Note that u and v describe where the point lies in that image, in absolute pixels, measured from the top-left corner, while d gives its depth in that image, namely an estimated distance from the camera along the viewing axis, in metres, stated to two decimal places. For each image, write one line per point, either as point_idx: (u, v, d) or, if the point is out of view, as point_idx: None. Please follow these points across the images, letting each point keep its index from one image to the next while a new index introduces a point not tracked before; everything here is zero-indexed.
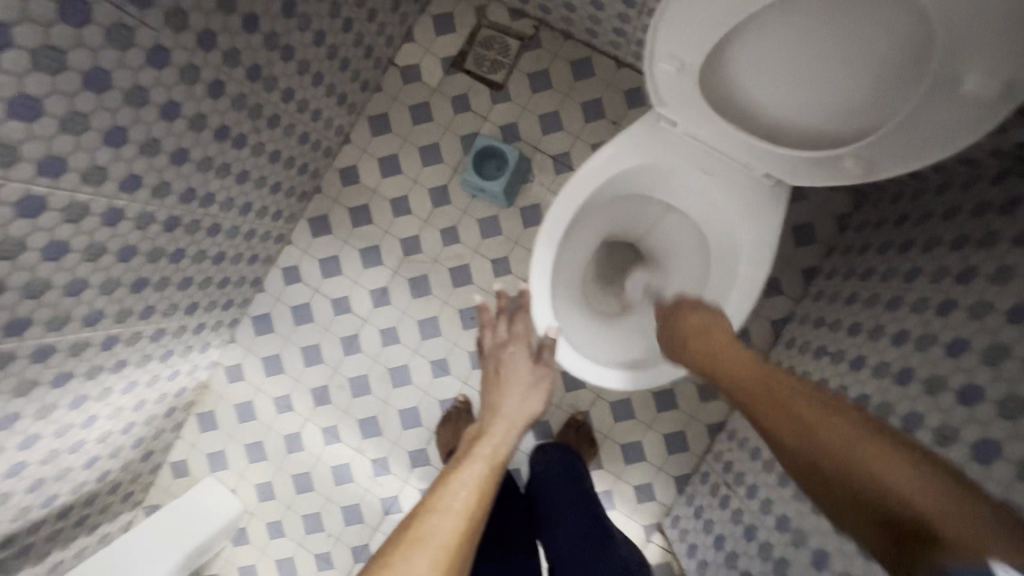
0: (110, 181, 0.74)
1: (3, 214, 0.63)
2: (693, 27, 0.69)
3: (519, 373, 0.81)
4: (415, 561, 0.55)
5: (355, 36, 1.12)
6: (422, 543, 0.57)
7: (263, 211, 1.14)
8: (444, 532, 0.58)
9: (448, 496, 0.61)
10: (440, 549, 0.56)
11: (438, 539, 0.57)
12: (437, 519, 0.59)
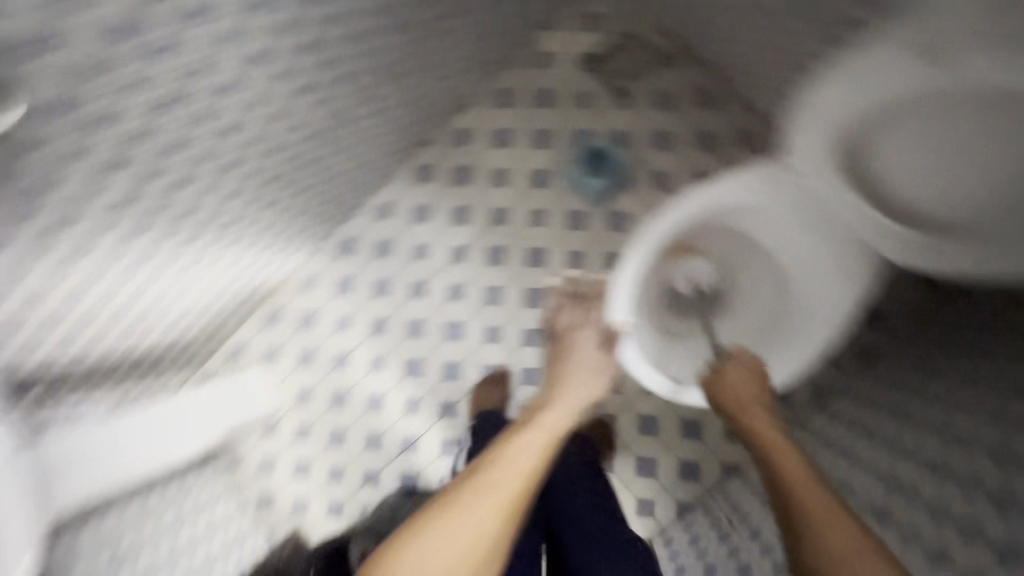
0: (290, 85, 0.84)
1: (211, 87, 0.73)
2: (857, 85, 0.77)
3: (581, 364, 0.94)
4: (482, 501, 0.66)
5: (512, 13, 1.19)
6: (488, 492, 0.67)
7: (382, 146, 1.23)
8: (507, 485, 0.69)
9: (511, 459, 0.72)
10: (501, 499, 0.67)
11: (501, 492, 0.68)
12: (502, 476, 0.69)
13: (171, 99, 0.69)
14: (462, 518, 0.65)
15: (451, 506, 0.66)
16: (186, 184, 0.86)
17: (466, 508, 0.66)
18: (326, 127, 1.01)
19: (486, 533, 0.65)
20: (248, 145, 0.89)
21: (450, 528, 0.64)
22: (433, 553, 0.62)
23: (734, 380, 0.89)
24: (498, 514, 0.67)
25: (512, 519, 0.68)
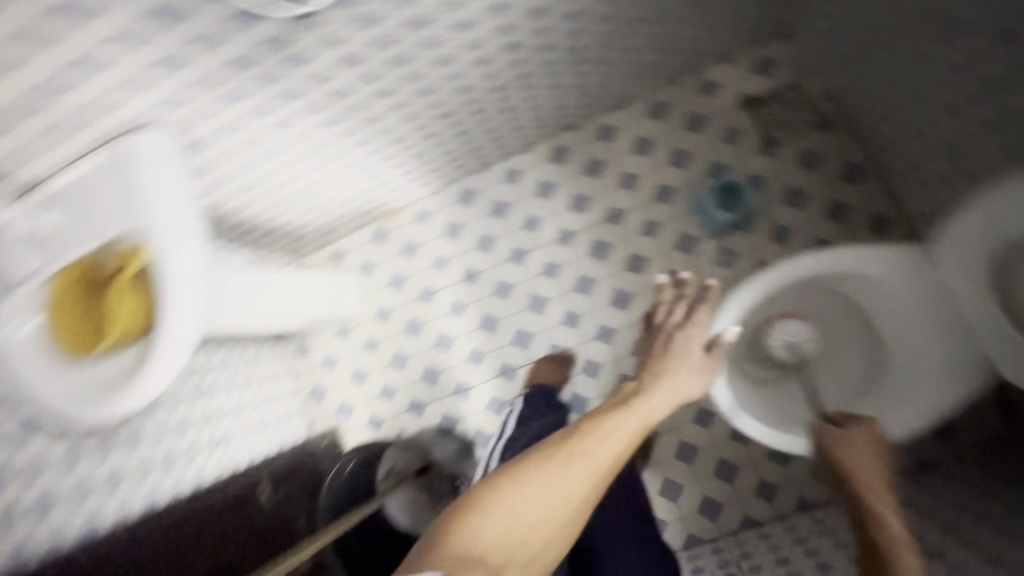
0: (503, 39, 0.93)
1: (451, 21, 0.82)
2: None
3: (681, 365, 0.97)
4: (573, 466, 0.79)
5: (701, 36, 1.24)
6: (580, 459, 0.79)
7: (538, 118, 1.31)
8: (598, 459, 0.80)
9: (603, 436, 0.83)
10: (592, 467, 0.79)
11: (592, 462, 0.79)
12: (593, 449, 0.81)
13: (418, 21, 0.79)
14: (556, 472, 0.78)
15: (547, 463, 0.79)
16: (388, 95, 0.96)
17: (561, 466, 0.78)
18: (508, 85, 1.09)
19: (575, 489, 0.77)
20: (445, 80, 0.99)
21: (548, 478, 0.77)
22: (537, 503, 0.75)
23: (859, 449, 0.90)
24: (587, 476, 0.79)
25: (598, 485, 0.80)
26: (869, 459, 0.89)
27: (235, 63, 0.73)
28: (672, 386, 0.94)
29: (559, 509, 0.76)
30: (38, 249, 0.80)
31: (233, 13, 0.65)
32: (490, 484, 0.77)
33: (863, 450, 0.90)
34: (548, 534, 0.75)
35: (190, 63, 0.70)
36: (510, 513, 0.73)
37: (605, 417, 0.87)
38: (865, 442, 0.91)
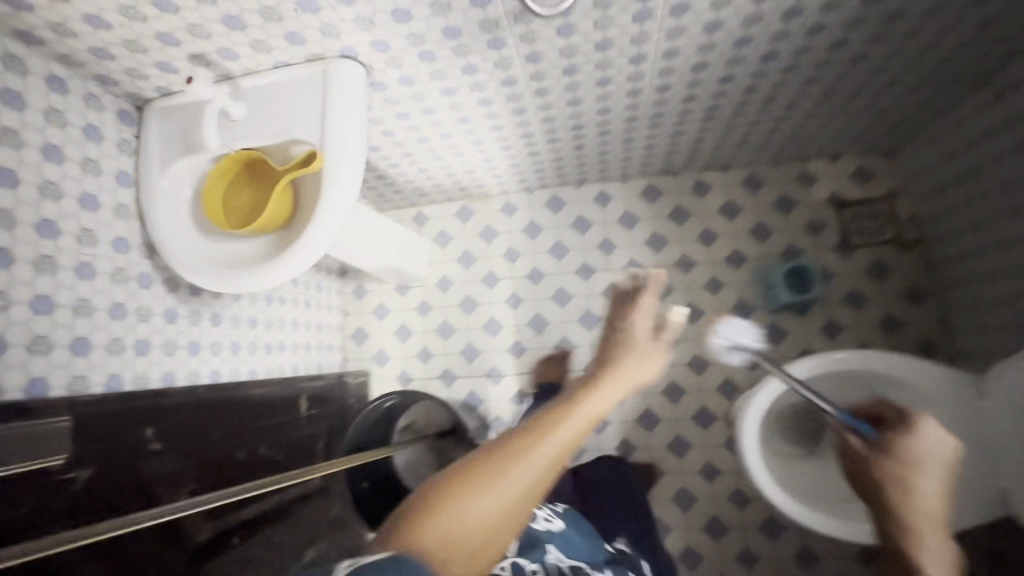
0: (659, 80, 1.02)
1: (629, 51, 0.92)
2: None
3: (634, 345, 0.82)
4: (516, 471, 0.55)
5: (818, 131, 1.33)
6: (539, 447, 0.57)
7: (647, 155, 1.41)
8: (541, 460, 0.56)
9: (567, 414, 0.62)
10: (553, 461, 0.57)
11: (547, 444, 0.57)
12: (555, 429, 0.59)
13: (602, 43, 0.90)
14: (504, 473, 0.55)
15: (490, 458, 0.56)
16: (541, 95, 1.06)
17: (511, 463, 0.55)
18: (639, 119, 1.20)
19: (530, 483, 0.55)
20: (593, 99, 1.09)
21: (496, 479, 0.54)
22: (472, 516, 0.53)
23: (910, 458, 0.73)
24: (543, 463, 0.56)
25: (551, 474, 0.58)
26: (923, 475, 0.71)
27: (446, 31, 0.83)
28: (634, 365, 0.77)
29: (508, 512, 0.55)
30: (224, 129, 0.92)
31: None
32: (415, 507, 0.53)
33: (915, 468, 0.71)
34: (497, 538, 0.55)
35: (415, 20, 0.80)
36: (445, 517, 0.52)
37: (572, 395, 0.66)
38: (909, 453, 0.73)
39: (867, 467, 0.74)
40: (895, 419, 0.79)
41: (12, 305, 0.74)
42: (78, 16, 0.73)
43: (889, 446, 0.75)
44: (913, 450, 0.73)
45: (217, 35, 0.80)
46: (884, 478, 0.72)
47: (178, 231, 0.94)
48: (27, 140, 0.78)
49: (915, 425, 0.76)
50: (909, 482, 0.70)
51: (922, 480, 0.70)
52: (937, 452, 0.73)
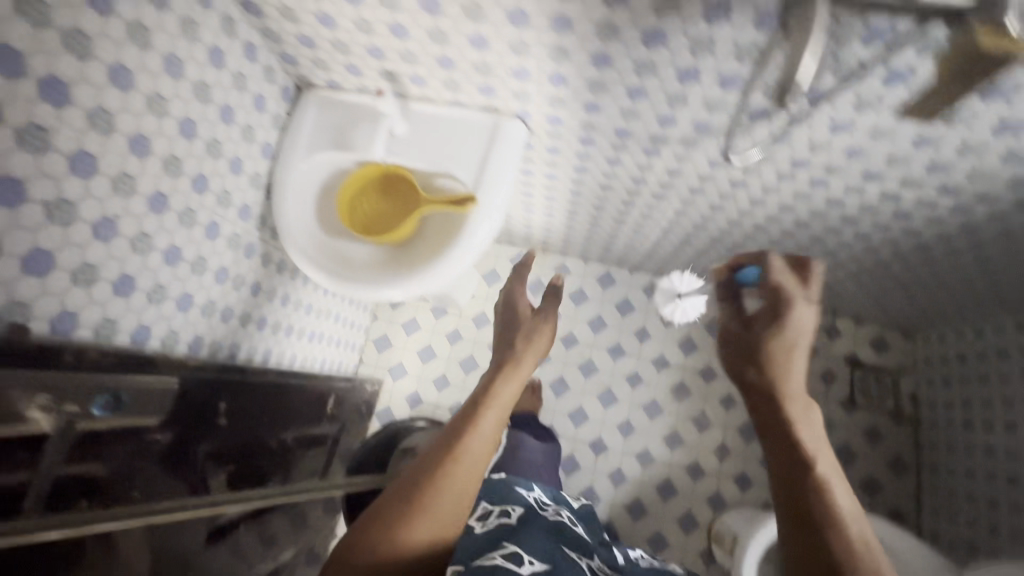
0: (763, 218, 1.13)
1: (754, 193, 1.02)
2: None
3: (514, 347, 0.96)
4: (440, 487, 0.64)
5: (859, 295, 1.47)
6: (462, 463, 0.67)
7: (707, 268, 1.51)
8: (465, 476, 0.66)
9: (476, 431, 0.72)
10: (471, 473, 0.67)
11: (467, 459, 0.68)
12: (468, 442, 0.70)
13: (738, 183, 0.99)
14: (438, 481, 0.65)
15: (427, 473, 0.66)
16: (657, 198, 1.14)
17: (444, 480, 0.65)
18: (723, 241, 1.30)
19: (463, 498, 0.65)
20: (697, 215, 1.18)
21: (429, 494, 0.63)
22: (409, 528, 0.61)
23: (794, 322, 0.66)
24: (463, 464, 0.67)
25: (473, 471, 0.68)
26: (800, 364, 0.63)
27: (619, 130, 0.91)
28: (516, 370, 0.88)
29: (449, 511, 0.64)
30: (378, 138, 0.94)
31: (662, 115, 0.84)
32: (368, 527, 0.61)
33: (789, 332, 0.65)
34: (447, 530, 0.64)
35: (601, 114, 0.87)
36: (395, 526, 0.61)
37: (479, 406, 0.76)
38: (792, 346, 0.64)
39: (749, 343, 0.66)
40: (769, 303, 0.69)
41: (151, 251, 0.73)
42: (316, 12, 0.77)
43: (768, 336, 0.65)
44: (793, 335, 0.64)
45: (422, 64, 0.84)
46: (762, 383, 0.62)
47: (300, 217, 0.95)
48: (213, 97, 0.79)
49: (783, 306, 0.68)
50: (783, 371, 0.62)
51: (798, 367, 0.63)
52: (804, 330, 0.66)
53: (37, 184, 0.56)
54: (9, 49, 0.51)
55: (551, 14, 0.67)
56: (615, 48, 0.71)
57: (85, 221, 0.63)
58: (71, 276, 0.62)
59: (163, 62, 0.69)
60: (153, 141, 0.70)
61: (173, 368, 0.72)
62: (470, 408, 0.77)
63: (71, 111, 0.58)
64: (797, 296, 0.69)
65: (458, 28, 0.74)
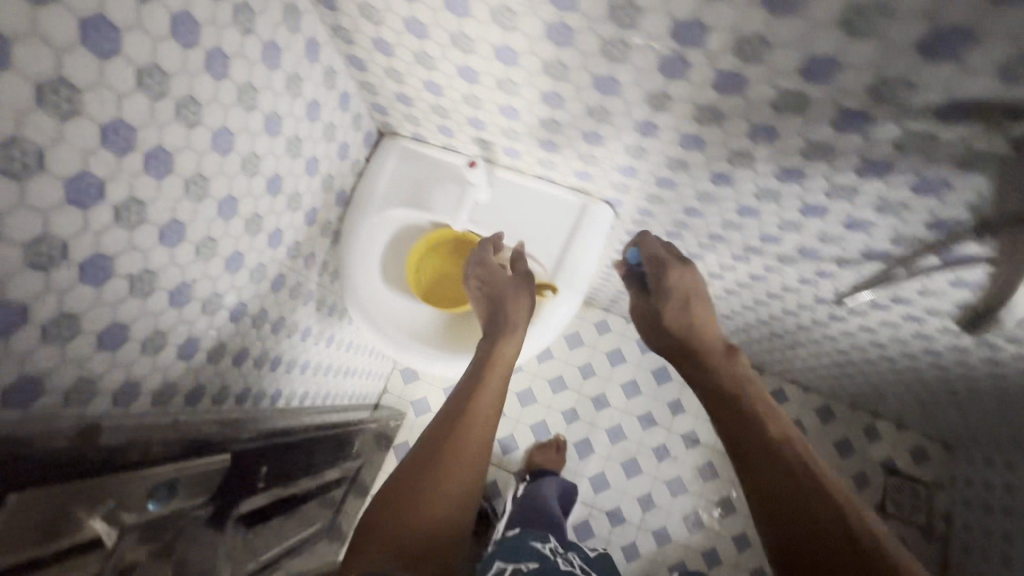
0: (837, 329, 1.07)
1: (837, 310, 0.97)
2: None
3: (502, 291, 0.81)
4: (446, 458, 0.66)
5: (907, 403, 1.42)
6: (456, 456, 0.66)
7: (755, 351, 1.46)
8: (469, 448, 0.67)
9: (470, 419, 0.69)
10: (476, 443, 0.68)
11: (465, 451, 0.67)
12: (464, 432, 0.68)
13: (823, 299, 0.94)
14: (426, 482, 0.63)
15: (417, 481, 0.63)
16: (728, 291, 1.09)
17: (439, 476, 0.64)
18: (782, 336, 1.24)
19: (472, 468, 0.66)
20: (766, 312, 1.13)
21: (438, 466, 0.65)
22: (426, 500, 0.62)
23: (681, 287, 0.76)
24: (448, 461, 0.65)
25: (463, 464, 0.66)
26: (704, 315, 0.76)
27: (713, 235, 0.86)
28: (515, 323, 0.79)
29: (448, 511, 0.62)
30: (460, 202, 0.89)
31: (767, 234, 0.79)
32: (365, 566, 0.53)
33: (675, 299, 0.76)
34: (455, 530, 0.61)
35: (699, 218, 0.82)
36: (395, 548, 0.56)
37: (467, 390, 0.73)
38: (687, 297, 0.77)
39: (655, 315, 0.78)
40: (651, 270, 0.79)
41: (218, 310, 0.69)
42: (423, 80, 0.73)
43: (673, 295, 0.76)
44: (686, 291, 0.76)
45: (522, 142, 0.79)
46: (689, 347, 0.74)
47: (365, 272, 0.90)
48: (303, 150, 0.75)
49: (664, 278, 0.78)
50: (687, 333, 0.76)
51: (697, 318, 0.76)
52: (691, 292, 0.76)
53: (127, 259, 0.53)
54: (123, 123, 0.47)
55: (683, 131, 0.62)
56: (741, 172, 0.66)
57: (164, 288, 0.59)
58: (141, 345, 0.58)
59: (264, 121, 0.65)
60: (240, 201, 0.66)
61: (236, 441, 0.69)
62: (468, 387, 0.73)
63: (171, 180, 0.54)
64: (672, 262, 0.78)
65: (575, 123, 0.69)
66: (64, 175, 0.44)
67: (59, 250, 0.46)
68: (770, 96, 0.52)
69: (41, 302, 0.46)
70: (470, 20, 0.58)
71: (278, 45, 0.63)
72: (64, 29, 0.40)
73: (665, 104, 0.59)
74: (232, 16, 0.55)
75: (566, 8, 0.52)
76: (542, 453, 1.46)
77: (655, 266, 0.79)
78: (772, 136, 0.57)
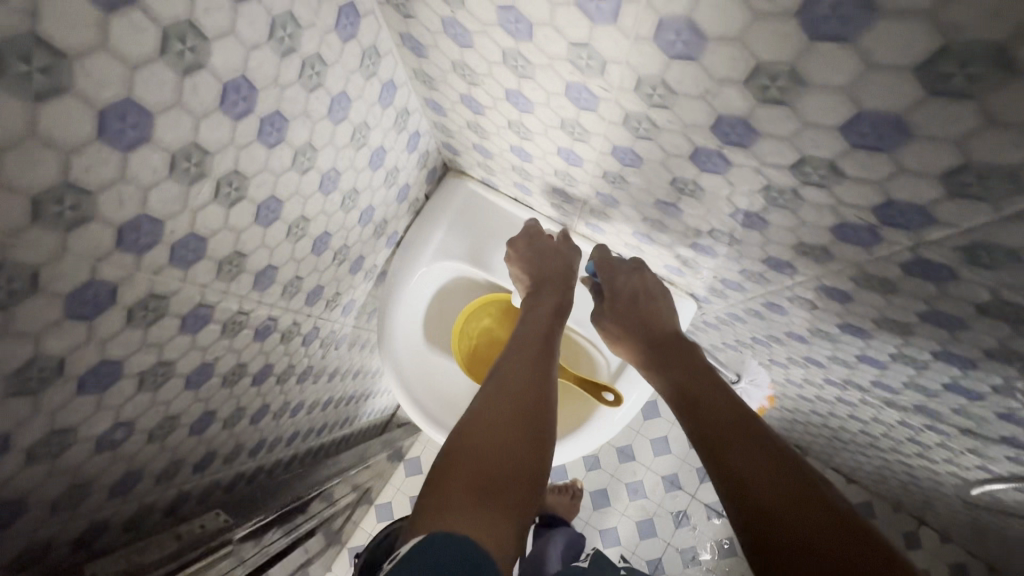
0: (919, 467, 0.94)
1: (930, 457, 0.83)
2: None
3: (554, 251, 0.70)
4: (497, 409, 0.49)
5: (959, 521, 1.17)
6: (509, 406, 0.50)
7: (805, 440, 1.33)
8: (520, 400, 0.51)
9: (518, 370, 0.54)
10: (527, 393, 0.51)
11: (520, 401, 0.50)
12: (516, 383, 0.52)
13: (919, 444, 0.81)
14: (486, 416, 0.48)
15: (472, 417, 0.48)
16: (802, 397, 0.96)
17: (489, 427, 0.47)
18: (845, 444, 1.11)
19: (527, 421, 0.49)
20: (837, 425, 1.00)
21: (489, 415, 0.49)
22: (476, 456, 0.45)
23: (642, 286, 0.65)
24: (514, 391, 0.51)
25: (535, 398, 0.52)
26: (662, 314, 0.64)
27: (811, 359, 0.73)
28: (569, 269, 0.68)
29: (524, 451, 0.47)
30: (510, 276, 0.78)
31: (883, 384, 0.66)
32: (430, 521, 0.40)
33: (642, 296, 0.65)
34: (538, 472, 0.48)
35: (803, 344, 0.69)
36: (458, 494, 0.42)
37: (514, 346, 0.58)
38: (634, 297, 0.65)
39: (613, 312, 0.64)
40: (602, 273, 0.68)
41: (241, 378, 0.61)
42: (510, 144, 0.60)
43: (619, 300, 0.65)
44: (636, 290, 0.65)
45: (613, 226, 0.67)
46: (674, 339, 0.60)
47: (405, 326, 0.81)
48: (359, 201, 0.64)
49: (615, 278, 0.66)
50: (659, 322, 0.63)
51: (663, 313, 0.64)
52: (654, 292, 0.65)
53: (140, 357, 0.44)
54: (147, 219, 0.37)
55: (826, 283, 0.50)
56: (886, 335, 0.53)
57: (181, 374, 0.50)
58: (148, 434, 0.50)
59: (320, 180, 0.54)
60: (280, 268, 0.56)
61: (243, 528, 0.60)
62: (516, 343, 0.58)
63: (201, 266, 0.45)
64: (629, 266, 0.67)
65: (687, 233, 0.57)
66: (64, 291, 0.35)
67: (53, 368, 0.37)
68: (981, 297, 0.38)
69: (28, 426, 0.38)
70: (592, 115, 0.45)
71: (349, 95, 0.51)
72: (76, 122, 0.30)
73: (821, 257, 0.46)
74: (298, 71, 0.43)
75: (732, 144, 0.38)
76: (555, 496, 1.34)
77: (610, 266, 0.67)
78: (955, 326, 0.44)
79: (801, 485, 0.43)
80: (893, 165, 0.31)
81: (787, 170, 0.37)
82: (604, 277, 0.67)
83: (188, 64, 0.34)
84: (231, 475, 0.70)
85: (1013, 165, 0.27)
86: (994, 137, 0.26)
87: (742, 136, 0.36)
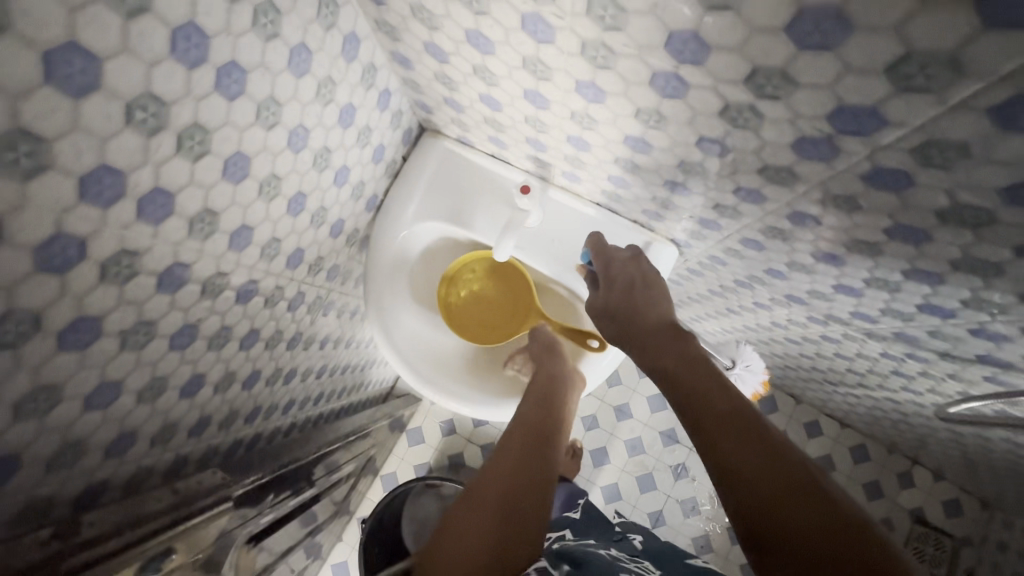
0: (905, 401, 0.95)
1: (913, 388, 0.85)
2: None
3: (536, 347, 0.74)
4: (473, 517, 0.45)
5: (951, 457, 1.19)
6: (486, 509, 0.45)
7: (798, 387, 1.35)
8: (495, 496, 0.46)
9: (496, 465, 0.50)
10: (502, 486, 0.47)
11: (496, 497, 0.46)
12: (495, 481, 0.48)
13: (903, 376, 0.82)
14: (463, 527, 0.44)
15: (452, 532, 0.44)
16: (788, 340, 0.98)
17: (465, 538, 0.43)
18: (837, 386, 1.13)
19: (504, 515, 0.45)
20: (824, 366, 1.01)
21: (465, 525, 0.44)
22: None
23: (636, 274, 0.61)
24: (498, 489, 0.47)
25: (517, 489, 0.47)
26: (652, 297, 0.57)
27: (793, 296, 0.73)
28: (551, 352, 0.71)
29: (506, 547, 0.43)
30: (492, 232, 0.78)
31: (861, 314, 0.66)
32: None
33: (631, 284, 0.60)
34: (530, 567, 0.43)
35: (782, 281, 0.70)
36: None
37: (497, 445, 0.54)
38: (629, 283, 0.61)
39: (611, 308, 0.60)
40: (600, 270, 0.66)
41: (228, 343, 0.62)
42: (479, 92, 0.60)
43: (614, 287, 0.61)
44: (630, 276, 0.61)
45: (588, 171, 0.67)
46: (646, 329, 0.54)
47: (392, 290, 0.82)
48: (332, 161, 0.64)
49: (613, 273, 0.64)
50: (641, 310, 0.56)
51: (645, 295, 0.58)
52: (642, 276, 0.61)
53: (119, 315, 0.45)
54: (108, 170, 0.38)
55: (796, 208, 0.50)
56: (858, 258, 0.53)
57: (164, 335, 0.51)
58: (138, 395, 0.51)
59: (288, 137, 0.54)
60: (256, 229, 0.56)
61: (242, 485, 0.63)
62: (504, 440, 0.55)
63: (171, 223, 0.45)
64: (625, 256, 0.64)
65: (660, 172, 0.57)
66: (31, 244, 0.35)
67: (30, 323, 0.38)
68: (940, 204, 0.39)
69: (11, 380, 0.39)
70: (552, 49, 0.45)
71: (309, 47, 0.51)
72: (19, 67, 0.30)
73: (787, 180, 0.46)
74: (251, 19, 0.43)
75: (687, 63, 0.38)
76: None
77: (606, 260, 0.66)
78: (920, 239, 0.44)
79: (816, 504, 0.37)
80: (839, 64, 0.31)
81: (741, 84, 0.37)
82: (603, 277, 0.65)
83: (132, 7, 0.34)
84: (230, 441, 0.72)
85: (951, 47, 0.27)
86: (930, 18, 0.26)
87: (695, 52, 0.36)
